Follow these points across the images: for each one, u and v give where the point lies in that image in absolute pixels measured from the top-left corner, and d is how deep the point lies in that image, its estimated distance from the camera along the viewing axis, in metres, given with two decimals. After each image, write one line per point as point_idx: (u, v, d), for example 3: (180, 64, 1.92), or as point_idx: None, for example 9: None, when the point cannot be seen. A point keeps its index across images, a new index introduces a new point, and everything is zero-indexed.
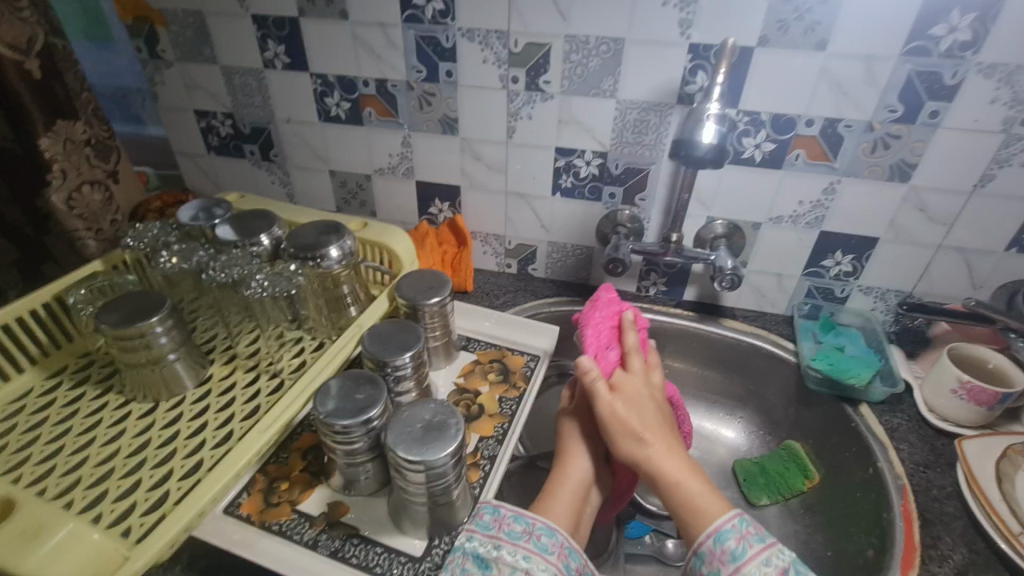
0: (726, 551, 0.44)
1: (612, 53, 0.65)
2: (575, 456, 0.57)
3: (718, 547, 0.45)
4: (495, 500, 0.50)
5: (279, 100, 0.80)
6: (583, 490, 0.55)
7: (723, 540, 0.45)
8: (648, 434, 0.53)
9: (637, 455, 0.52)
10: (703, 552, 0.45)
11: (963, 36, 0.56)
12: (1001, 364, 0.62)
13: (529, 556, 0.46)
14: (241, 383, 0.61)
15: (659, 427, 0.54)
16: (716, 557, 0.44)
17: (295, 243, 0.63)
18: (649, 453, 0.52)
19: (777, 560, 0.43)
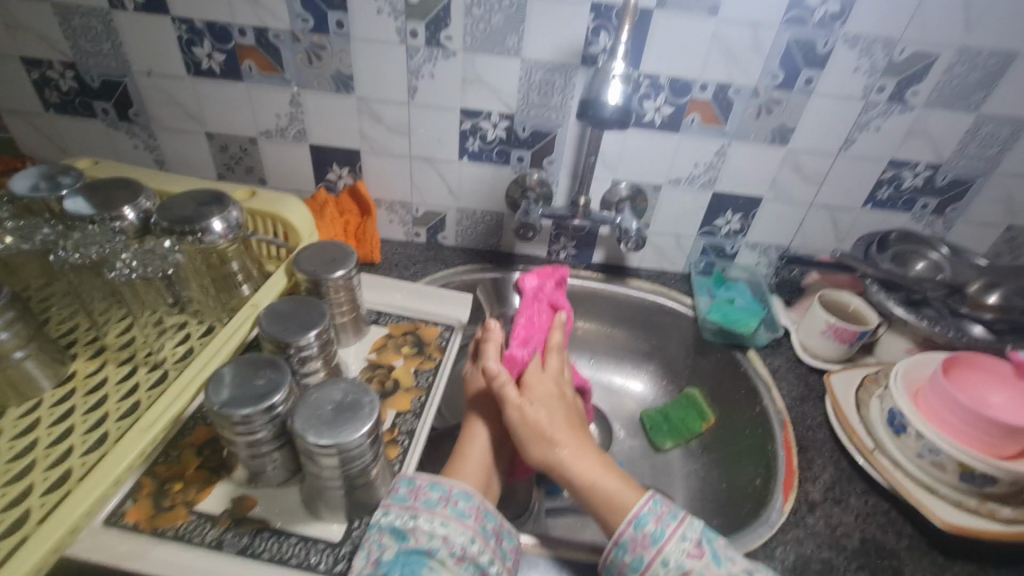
0: (647, 535, 0.46)
1: (515, 9, 0.62)
2: (484, 420, 0.58)
3: (639, 533, 0.46)
4: (410, 473, 0.49)
5: (135, 48, 0.68)
6: (493, 450, 0.56)
7: (643, 525, 0.46)
8: (560, 438, 0.52)
9: (553, 458, 0.51)
10: (625, 541, 0.46)
11: (833, 7, 0.60)
12: (860, 306, 0.71)
13: (446, 522, 0.45)
14: (115, 378, 0.53)
15: (569, 424, 0.54)
16: (637, 543, 0.46)
17: (169, 215, 0.55)
18: (560, 457, 0.51)
19: (692, 534, 0.45)
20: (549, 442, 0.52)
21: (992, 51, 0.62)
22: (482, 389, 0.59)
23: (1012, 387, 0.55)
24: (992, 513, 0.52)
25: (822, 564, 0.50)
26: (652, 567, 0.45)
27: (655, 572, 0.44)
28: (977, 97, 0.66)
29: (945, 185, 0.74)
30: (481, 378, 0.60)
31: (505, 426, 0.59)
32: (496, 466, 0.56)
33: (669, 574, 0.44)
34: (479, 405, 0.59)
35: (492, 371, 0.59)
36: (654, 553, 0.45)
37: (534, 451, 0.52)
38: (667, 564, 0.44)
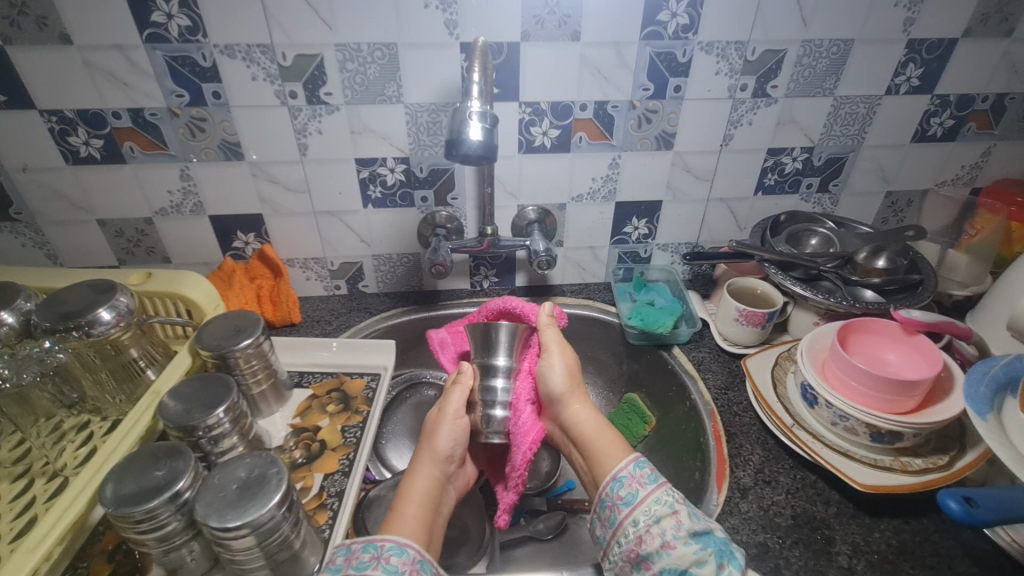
0: (643, 475, 0.50)
1: (387, 59, 0.64)
2: (426, 464, 0.56)
3: (637, 472, 0.50)
4: (346, 540, 0.48)
5: (4, 146, 0.66)
6: (432, 498, 0.54)
7: (641, 467, 0.51)
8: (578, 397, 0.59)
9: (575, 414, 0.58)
10: (624, 476, 0.50)
11: (682, 20, 0.65)
12: (766, 288, 0.74)
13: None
14: (7, 497, 0.50)
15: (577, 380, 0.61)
16: (635, 480, 0.50)
17: (51, 314, 0.53)
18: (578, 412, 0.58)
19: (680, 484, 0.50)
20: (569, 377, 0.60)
21: (831, 40, 0.68)
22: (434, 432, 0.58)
23: (901, 343, 0.61)
24: (904, 466, 0.55)
25: (759, 547, 0.51)
26: (645, 502, 0.48)
27: (646, 507, 0.48)
28: (829, 83, 0.71)
29: (822, 164, 0.79)
30: (437, 419, 0.59)
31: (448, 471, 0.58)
32: (438, 514, 0.55)
33: (658, 510, 0.47)
34: (426, 448, 0.57)
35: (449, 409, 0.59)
36: (648, 489, 0.49)
37: (556, 377, 0.60)
38: (659, 500, 0.48)
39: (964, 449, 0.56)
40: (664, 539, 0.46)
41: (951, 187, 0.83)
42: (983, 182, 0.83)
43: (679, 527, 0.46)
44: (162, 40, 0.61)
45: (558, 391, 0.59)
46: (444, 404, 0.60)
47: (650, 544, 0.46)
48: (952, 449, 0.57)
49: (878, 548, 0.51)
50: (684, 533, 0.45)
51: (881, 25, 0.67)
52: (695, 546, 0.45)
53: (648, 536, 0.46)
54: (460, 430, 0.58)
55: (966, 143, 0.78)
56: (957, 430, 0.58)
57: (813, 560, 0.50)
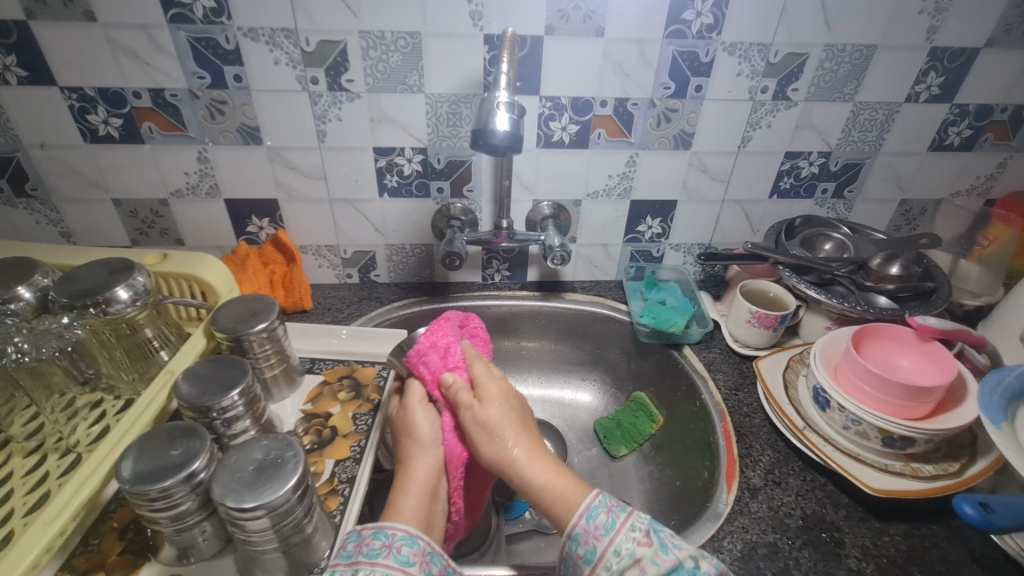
0: (598, 526, 0.45)
1: (411, 48, 0.64)
2: (417, 454, 0.55)
3: (591, 524, 0.46)
4: (356, 528, 0.48)
5: (23, 122, 0.66)
6: (430, 485, 0.54)
7: (594, 517, 0.46)
8: (509, 434, 0.53)
9: (503, 456, 0.51)
10: (578, 533, 0.46)
11: (707, 19, 0.65)
12: (779, 291, 0.75)
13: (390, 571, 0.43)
14: (21, 471, 0.50)
15: (518, 431, 0.53)
16: (590, 535, 0.45)
17: (69, 290, 0.53)
18: (512, 454, 0.51)
19: (640, 524, 0.45)
20: (493, 435, 0.53)
21: (854, 45, 0.68)
22: (407, 420, 0.57)
23: (915, 350, 0.61)
24: (915, 472, 0.55)
25: (768, 547, 0.51)
26: (604, 557, 0.44)
27: (606, 564, 0.44)
28: (850, 88, 0.71)
29: (839, 170, 0.79)
30: (404, 412, 0.58)
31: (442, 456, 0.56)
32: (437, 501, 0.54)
33: (620, 563, 0.43)
34: (410, 439, 0.56)
35: (413, 398, 0.58)
36: (604, 543, 0.44)
37: (488, 449, 0.52)
38: (618, 552, 0.44)
39: (974, 457, 0.56)
40: None
41: (966, 197, 0.83)
42: (997, 193, 0.83)
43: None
44: (187, 20, 0.61)
45: (488, 460, 0.53)
46: (408, 395, 0.59)
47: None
48: (962, 457, 0.57)
49: (887, 552, 0.51)
50: None
51: (905, 33, 0.67)
52: None
53: None
54: (433, 413, 0.58)
55: (982, 153, 0.78)
56: (967, 438, 0.58)
57: (822, 562, 0.50)
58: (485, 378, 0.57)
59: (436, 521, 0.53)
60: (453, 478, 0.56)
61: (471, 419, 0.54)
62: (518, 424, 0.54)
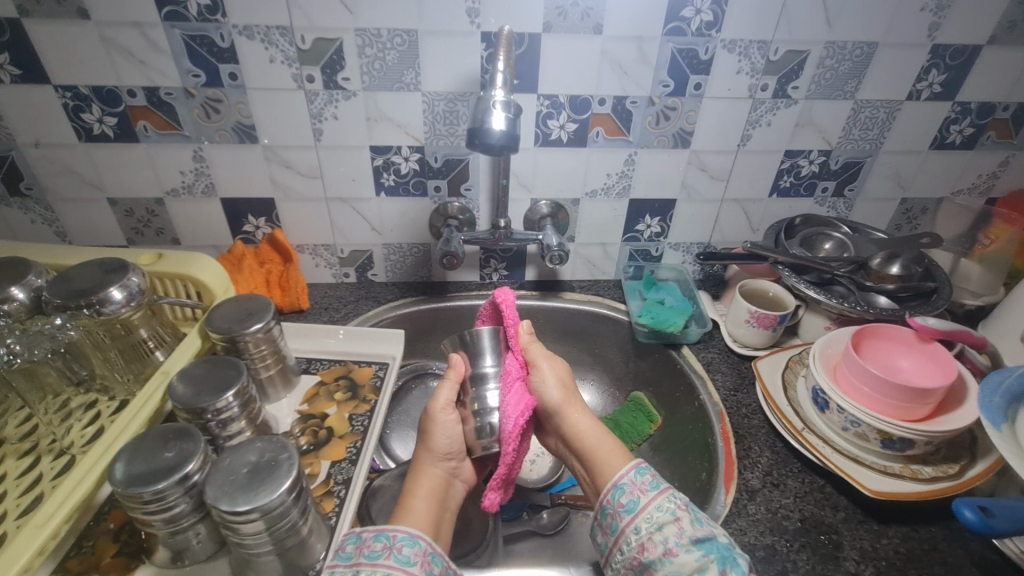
0: (644, 483, 0.50)
1: (407, 46, 0.64)
2: (428, 462, 0.55)
3: (638, 479, 0.50)
4: (358, 530, 0.48)
5: (17, 121, 0.65)
6: (438, 495, 0.54)
7: (642, 474, 0.50)
8: (574, 391, 0.58)
9: (563, 404, 0.56)
10: (625, 483, 0.50)
11: (707, 17, 0.64)
12: (778, 291, 0.74)
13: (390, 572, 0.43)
14: (14, 473, 0.50)
15: (572, 389, 0.58)
16: (636, 487, 0.49)
17: (62, 291, 0.52)
18: (572, 403, 0.57)
19: (678, 496, 0.48)
20: (561, 387, 0.57)
21: (855, 42, 0.67)
22: (428, 428, 0.56)
23: (916, 351, 0.60)
24: (914, 473, 0.55)
25: (766, 550, 0.51)
26: (647, 509, 0.47)
27: (648, 515, 0.47)
28: (851, 86, 0.71)
29: (839, 168, 0.78)
30: (427, 417, 0.57)
31: (450, 468, 0.57)
32: (447, 510, 0.54)
33: (660, 517, 0.47)
34: (425, 447, 0.56)
35: (439, 405, 0.56)
36: (649, 497, 0.48)
37: (550, 392, 0.56)
38: (661, 508, 0.47)
39: (974, 459, 0.56)
40: (666, 547, 0.45)
41: (967, 196, 0.82)
42: (999, 192, 0.83)
43: (681, 534, 0.45)
44: (181, 18, 0.60)
45: (551, 405, 0.56)
46: (436, 398, 0.57)
47: (652, 553, 0.45)
48: (962, 458, 0.56)
49: (885, 555, 0.51)
50: (686, 540, 0.45)
51: (906, 30, 0.67)
52: (697, 554, 0.44)
53: (650, 543, 0.46)
54: (455, 425, 0.56)
55: (984, 151, 0.78)
56: (968, 441, 0.58)
57: (820, 565, 0.50)
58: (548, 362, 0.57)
59: (444, 530, 0.53)
60: (508, 425, 0.52)
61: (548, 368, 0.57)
62: (575, 385, 0.58)
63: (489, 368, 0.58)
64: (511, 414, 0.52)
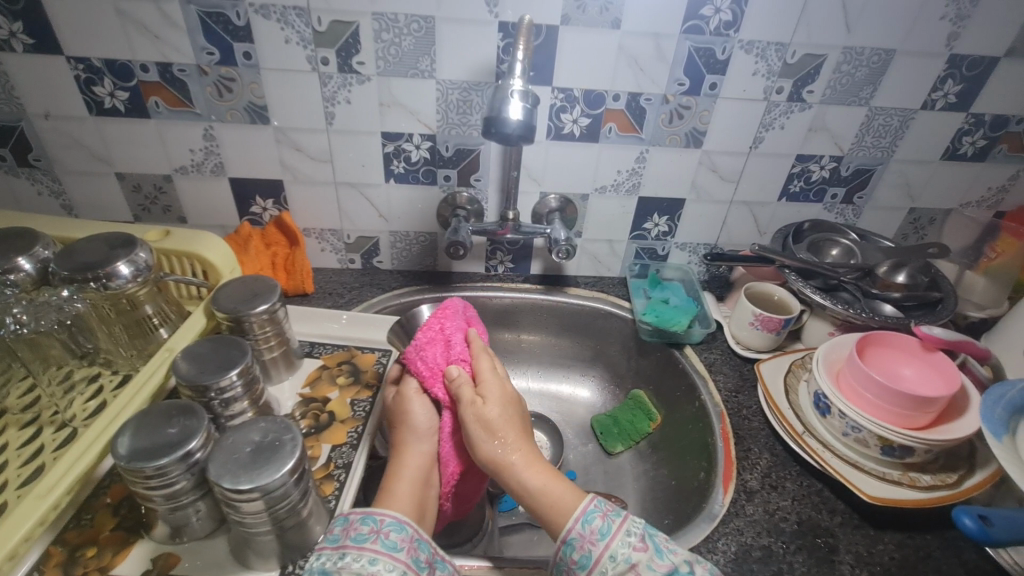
0: (594, 531, 0.46)
1: (424, 32, 0.63)
2: (413, 440, 0.56)
3: (587, 529, 0.46)
4: (344, 512, 0.48)
5: (28, 92, 0.65)
6: (423, 473, 0.54)
7: (590, 521, 0.47)
8: (507, 436, 0.52)
9: (501, 456, 0.51)
10: (573, 538, 0.46)
11: (726, 16, 0.64)
12: (783, 295, 0.74)
13: (376, 557, 0.43)
14: (16, 443, 0.50)
15: (512, 429, 0.53)
16: (586, 539, 0.46)
17: (70, 263, 0.52)
18: (508, 454, 0.51)
19: (633, 536, 0.46)
20: (491, 437, 0.52)
21: (873, 49, 0.67)
22: (402, 409, 0.57)
23: (918, 359, 0.60)
24: (912, 481, 0.55)
25: (762, 550, 0.51)
26: (601, 562, 0.45)
27: (603, 568, 0.45)
28: (866, 92, 0.71)
29: (850, 175, 0.78)
30: (400, 399, 0.58)
31: (437, 444, 0.57)
32: (430, 487, 0.55)
33: (616, 567, 0.44)
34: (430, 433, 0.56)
35: (410, 389, 0.58)
36: (602, 547, 0.45)
37: (483, 449, 0.52)
38: (615, 556, 0.45)
39: (972, 468, 0.56)
40: None
41: (976, 208, 0.82)
42: (1007, 207, 0.83)
43: None
44: None
45: (484, 461, 0.52)
46: (406, 384, 0.59)
47: None
48: (960, 468, 0.57)
49: (880, 560, 0.51)
50: None
51: (925, 38, 0.66)
52: None
53: None
54: (429, 404, 0.58)
55: (995, 165, 0.78)
56: (966, 450, 0.58)
57: (816, 567, 0.50)
58: (470, 409, 0.53)
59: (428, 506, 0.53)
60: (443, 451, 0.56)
61: (472, 416, 0.53)
62: (518, 427, 0.54)
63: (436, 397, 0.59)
64: (448, 419, 0.56)
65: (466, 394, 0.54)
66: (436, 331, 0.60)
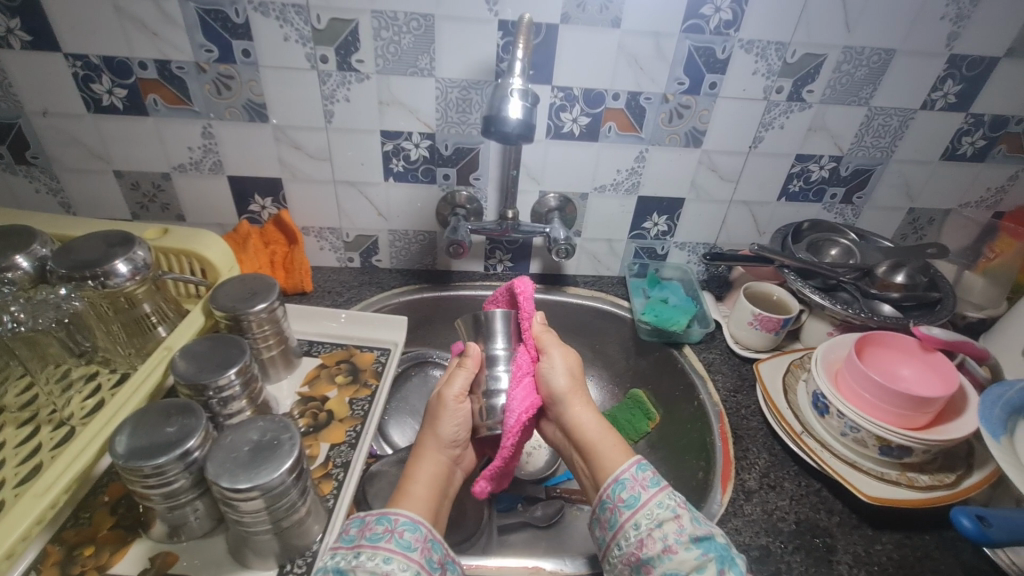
0: (646, 478, 0.48)
1: (423, 30, 0.63)
2: (432, 449, 0.54)
3: (639, 474, 0.48)
4: (360, 513, 0.48)
5: (26, 89, 0.64)
6: (441, 482, 0.53)
7: (643, 469, 0.49)
8: (580, 379, 0.57)
9: (569, 393, 0.55)
10: (625, 478, 0.48)
11: (726, 15, 0.64)
12: (782, 295, 0.74)
13: (390, 556, 0.43)
14: (13, 441, 0.50)
15: (581, 379, 0.57)
16: (637, 482, 0.48)
17: (68, 261, 0.52)
18: (575, 393, 0.55)
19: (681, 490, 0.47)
20: (567, 374, 0.56)
21: (873, 49, 0.67)
22: (437, 413, 0.56)
23: (917, 359, 0.60)
24: (911, 481, 0.55)
25: (760, 550, 0.51)
26: (648, 505, 0.46)
27: (648, 511, 0.46)
28: (865, 92, 0.70)
29: (849, 175, 0.78)
30: (437, 402, 0.56)
31: (454, 457, 0.56)
32: (446, 497, 0.53)
33: (660, 514, 0.46)
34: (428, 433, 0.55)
35: (449, 394, 0.56)
36: (650, 493, 0.47)
37: (557, 380, 0.56)
38: (662, 504, 0.46)
39: (970, 469, 0.56)
40: (666, 544, 0.44)
41: (975, 208, 0.83)
42: (1006, 207, 0.83)
43: (681, 532, 0.44)
44: None
45: (555, 391, 0.55)
46: (445, 387, 0.56)
47: (651, 549, 0.44)
48: (958, 468, 0.57)
49: (878, 560, 0.51)
50: (686, 538, 0.44)
51: (925, 38, 0.66)
52: (696, 552, 0.43)
53: (650, 540, 0.45)
54: (464, 414, 0.56)
55: (994, 165, 0.78)
56: (964, 450, 0.58)
57: (814, 567, 0.50)
58: (560, 348, 0.58)
59: (442, 518, 0.52)
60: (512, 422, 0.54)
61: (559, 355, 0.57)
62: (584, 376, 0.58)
63: (498, 350, 0.59)
64: (516, 410, 0.54)
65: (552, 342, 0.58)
66: (519, 295, 0.59)
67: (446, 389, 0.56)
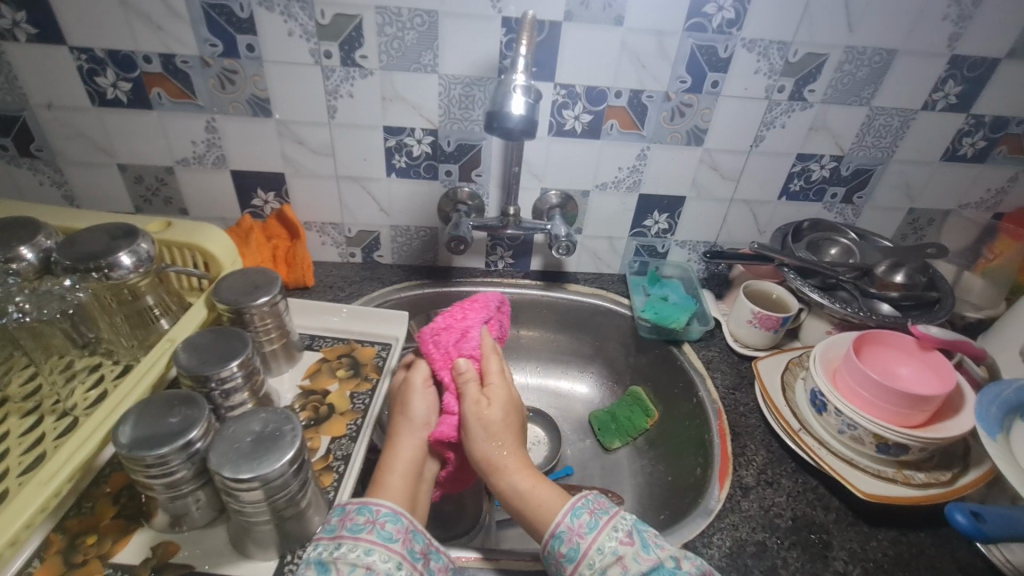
0: (582, 525, 0.47)
1: (427, 26, 0.63)
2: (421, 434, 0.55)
3: (575, 522, 0.48)
4: (343, 501, 0.48)
5: (30, 82, 0.65)
6: (416, 465, 0.54)
7: (578, 516, 0.48)
8: (504, 440, 0.53)
9: (493, 458, 0.52)
10: (562, 531, 0.47)
11: (728, 14, 0.64)
12: (782, 293, 0.75)
13: (371, 547, 0.43)
14: (17, 431, 0.50)
15: (507, 440, 0.53)
16: (574, 532, 0.47)
17: (72, 253, 0.52)
18: (502, 459, 0.52)
19: (619, 530, 0.47)
20: (489, 438, 0.53)
21: (875, 49, 0.67)
22: (405, 398, 0.58)
23: (915, 359, 0.61)
24: (907, 478, 0.56)
25: (756, 546, 0.52)
26: (588, 554, 0.46)
27: (590, 560, 0.46)
28: (867, 92, 0.71)
29: (850, 175, 0.79)
30: (406, 387, 0.59)
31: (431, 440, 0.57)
32: (422, 480, 0.54)
33: (602, 560, 0.45)
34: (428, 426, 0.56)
35: (417, 379, 0.59)
36: (589, 540, 0.46)
37: (478, 446, 0.53)
38: (602, 549, 0.46)
39: (966, 467, 0.57)
40: None
41: (975, 209, 0.83)
42: (1006, 208, 0.83)
43: (625, 575, 0.44)
44: None
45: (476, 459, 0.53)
46: (413, 374, 0.59)
47: None
48: (955, 467, 0.57)
49: (874, 556, 0.52)
50: None
51: (926, 39, 0.67)
52: None
53: None
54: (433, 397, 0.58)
55: (994, 166, 0.78)
56: (960, 449, 0.59)
57: (809, 563, 0.51)
58: (475, 408, 0.54)
59: (420, 502, 0.53)
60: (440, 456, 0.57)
61: (474, 417, 0.53)
62: (512, 434, 0.54)
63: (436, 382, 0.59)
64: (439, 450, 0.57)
65: (471, 396, 0.54)
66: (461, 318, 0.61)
67: (412, 376, 0.59)
